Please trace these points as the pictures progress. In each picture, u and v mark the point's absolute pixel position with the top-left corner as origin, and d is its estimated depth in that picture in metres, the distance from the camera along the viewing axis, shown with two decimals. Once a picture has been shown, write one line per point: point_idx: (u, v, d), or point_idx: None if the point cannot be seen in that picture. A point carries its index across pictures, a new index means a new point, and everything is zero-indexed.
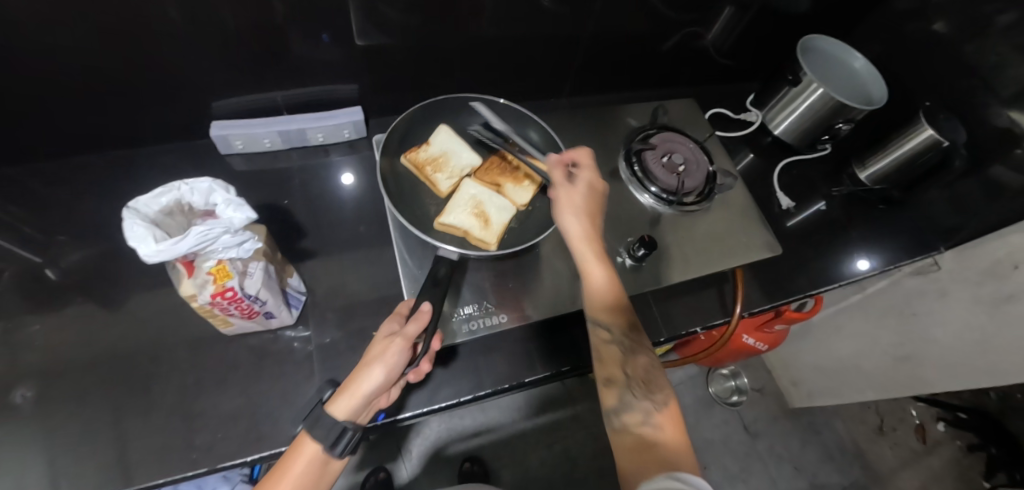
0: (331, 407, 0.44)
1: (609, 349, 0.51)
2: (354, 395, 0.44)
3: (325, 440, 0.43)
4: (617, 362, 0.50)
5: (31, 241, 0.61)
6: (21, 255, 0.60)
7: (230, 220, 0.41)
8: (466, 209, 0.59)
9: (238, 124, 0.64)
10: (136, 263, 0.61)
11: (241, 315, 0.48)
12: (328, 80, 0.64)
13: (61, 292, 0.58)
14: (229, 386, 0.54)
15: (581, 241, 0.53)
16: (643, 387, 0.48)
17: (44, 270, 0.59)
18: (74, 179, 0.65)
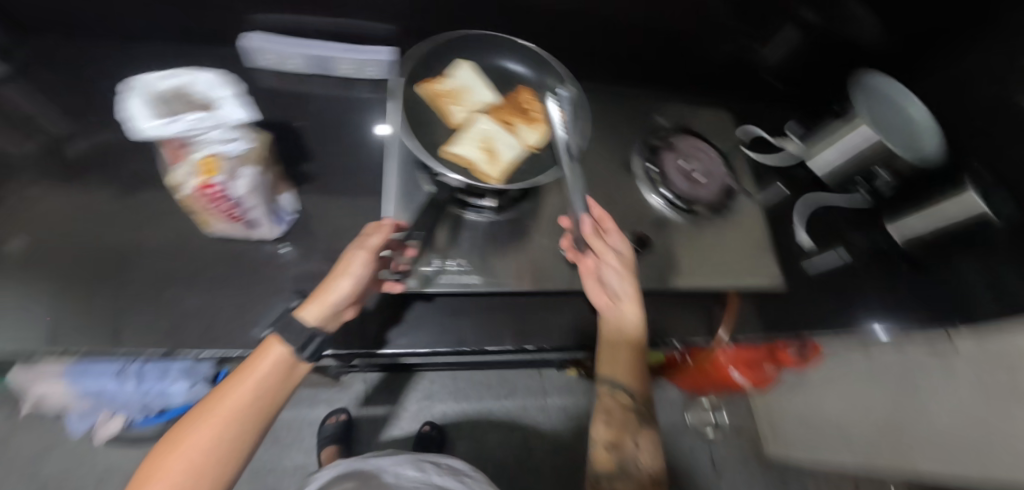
0: (302, 313, 0.46)
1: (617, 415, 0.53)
2: (322, 303, 0.46)
3: (295, 344, 0.45)
4: (626, 428, 0.53)
5: (59, 111, 0.64)
6: (48, 122, 0.63)
7: (224, 116, 0.43)
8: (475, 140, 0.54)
9: (269, 39, 0.64)
10: (145, 152, 0.63)
11: (226, 218, 0.49)
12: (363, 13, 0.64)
13: (73, 163, 0.61)
14: (199, 284, 0.55)
15: (628, 315, 0.53)
16: (641, 452, 0.53)
17: (66, 142, 0.62)
18: (106, 60, 0.66)
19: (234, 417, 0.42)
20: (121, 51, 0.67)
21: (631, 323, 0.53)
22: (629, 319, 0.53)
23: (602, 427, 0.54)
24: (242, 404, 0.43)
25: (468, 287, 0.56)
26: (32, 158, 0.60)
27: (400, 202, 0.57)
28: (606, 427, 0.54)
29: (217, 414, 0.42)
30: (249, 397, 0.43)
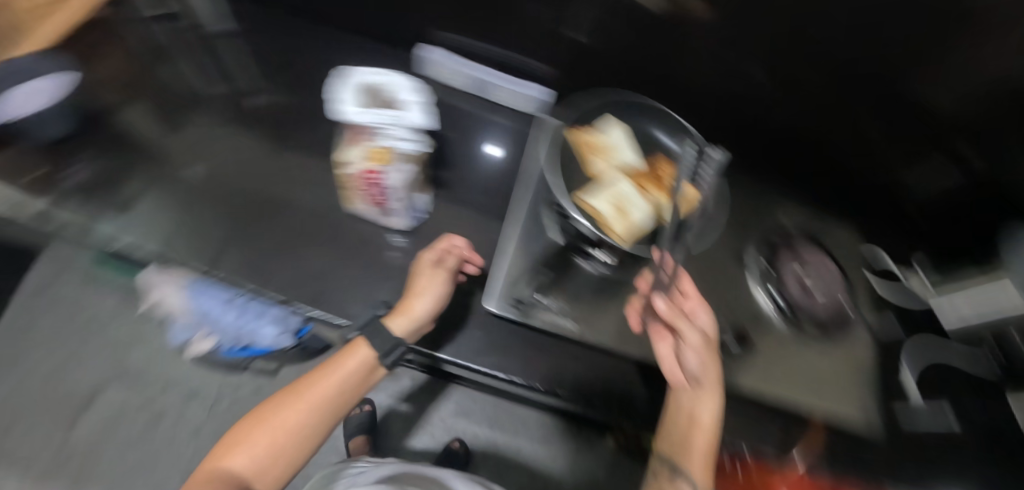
0: (389, 323, 0.52)
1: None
2: (405, 317, 0.52)
3: (381, 350, 0.51)
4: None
5: (256, 72, 0.75)
6: (247, 79, 0.74)
7: (409, 117, 0.48)
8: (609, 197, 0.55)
9: (444, 56, 0.70)
10: (312, 122, 0.72)
11: (368, 201, 0.55)
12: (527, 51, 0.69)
13: (256, 117, 0.71)
14: (323, 248, 0.62)
15: (703, 403, 0.51)
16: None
17: (255, 99, 0.73)
18: (301, 36, 0.77)
19: (314, 407, 0.47)
20: (325, 35, 0.77)
21: (706, 411, 0.50)
22: (705, 407, 0.51)
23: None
24: (324, 397, 0.48)
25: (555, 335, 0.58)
26: (227, 104, 0.71)
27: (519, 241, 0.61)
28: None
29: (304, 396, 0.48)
30: (333, 389, 0.48)
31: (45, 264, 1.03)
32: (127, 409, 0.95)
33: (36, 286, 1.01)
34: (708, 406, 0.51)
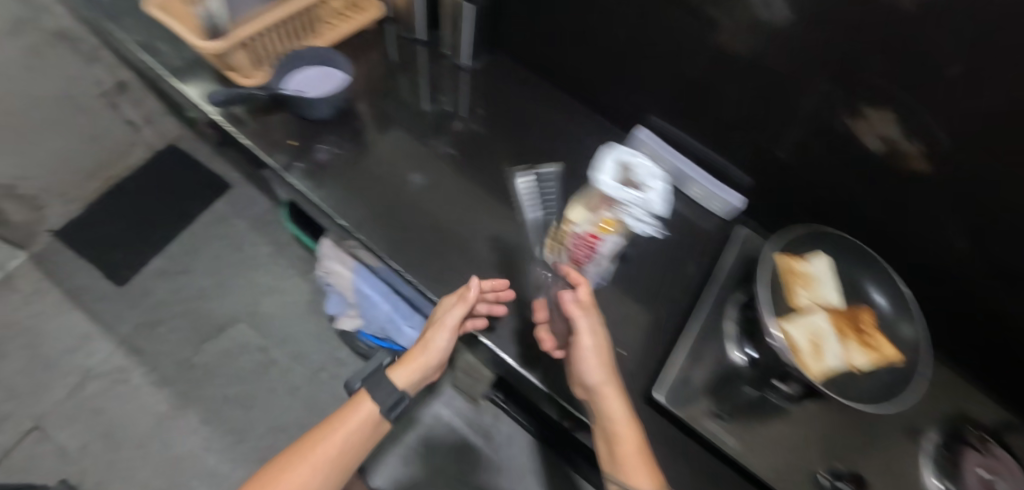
0: (392, 376, 0.59)
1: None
2: (409, 371, 0.59)
3: (385, 405, 0.57)
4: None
5: (468, 98, 0.82)
6: (459, 101, 0.82)
7: (652, 201, 0.49)
8: (809, 332, 0.52)
9: (658, 140, 0.72)
10: (503, 156, 0.78)
11: (566, 256, 0.57)
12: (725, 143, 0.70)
13: (457, 135, 0.78)
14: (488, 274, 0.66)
15: (611, 404, 0.48)
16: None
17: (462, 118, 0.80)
18: (513, 81, 0.85)
19: (319, 466, 0.52)
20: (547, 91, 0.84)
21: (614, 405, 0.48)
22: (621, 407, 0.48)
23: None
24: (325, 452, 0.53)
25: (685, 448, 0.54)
26: (438, 121, 0.80)
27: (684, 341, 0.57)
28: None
29: (308, 461, 0.52)
30: (336, 448, 0.53)
31: (237, 202, 1.21)
32: (245, 347, 1.06)
33: (214, 218, 1.18)
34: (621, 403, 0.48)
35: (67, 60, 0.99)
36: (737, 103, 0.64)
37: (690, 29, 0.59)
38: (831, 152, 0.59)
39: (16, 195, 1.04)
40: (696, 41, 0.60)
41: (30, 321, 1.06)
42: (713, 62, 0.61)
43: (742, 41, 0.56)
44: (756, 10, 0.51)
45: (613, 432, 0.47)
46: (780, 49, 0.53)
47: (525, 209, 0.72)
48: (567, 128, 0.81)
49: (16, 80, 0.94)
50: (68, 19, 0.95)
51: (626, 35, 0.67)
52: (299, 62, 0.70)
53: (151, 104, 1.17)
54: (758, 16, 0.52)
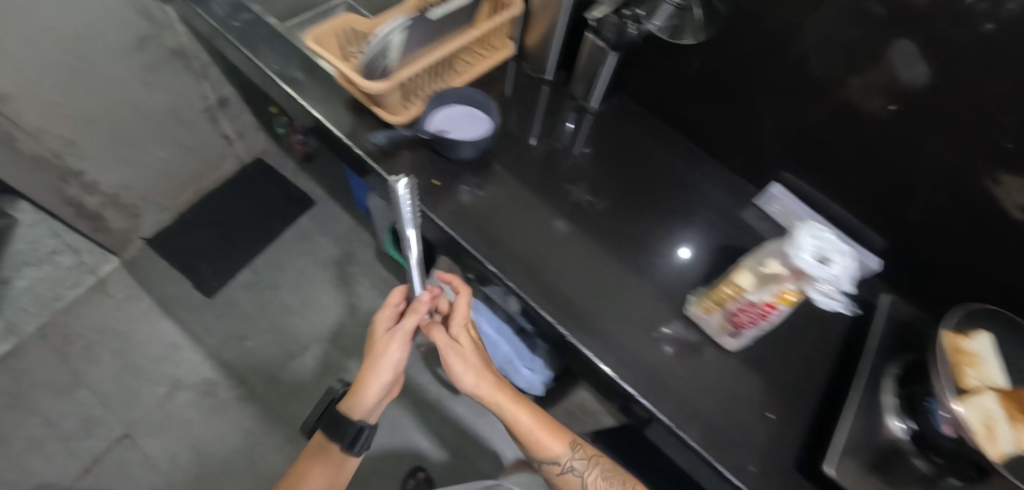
0: (347, 408, 0.64)
1: (608, 480, 0.62)
2: (365, 397, 0.63)
3: (347, 444, 0.64)
4: (629, 477, 0.63)
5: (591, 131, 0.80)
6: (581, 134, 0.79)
7: (841, 282, 0.48)
8: (986, 413, 0.49)
9: (790, 198, 0.73)
10: (633, 190, 0.73)
11: (728, 317, 0.57)
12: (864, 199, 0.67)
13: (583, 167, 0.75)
14: (631, 320, 0.63)
15: (499, 384, 0.62)
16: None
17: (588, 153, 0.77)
18: (637, 117, 0.82)
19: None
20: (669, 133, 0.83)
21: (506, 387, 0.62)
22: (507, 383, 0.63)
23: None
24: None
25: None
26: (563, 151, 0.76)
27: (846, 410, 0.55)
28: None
29: None
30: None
31: (320, 220, 1.23)
32: (330, 366, 1.07)
33: (300, 233, 1.20)
34: (507, 383, 0.63)
35: (180, 76, 1.02)
36: (861, 163, 0.64)
37: (819, 84, 0.61)
38: (966, 215, 0.56)
39: (117, 204, 1.06)
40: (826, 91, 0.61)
41: (122, 327, 1.08)
42: (835, 115, 0.62)
43: (876, 101, 0.57)
44: (897, 71, 0.53)
45: (510, 408, 0.62)
46: (917, 112, 0.54)
47: (664, 251, 0.68)
48: (692, 170, 0.79)
49: (133, 93, 0.96)
50: (187, 37, 0.98)
51: (748, 88, 0.69)
52: (445, 107, 0.70)
53: (246, 118, 1.21)
54: (898, 77, 0.53)
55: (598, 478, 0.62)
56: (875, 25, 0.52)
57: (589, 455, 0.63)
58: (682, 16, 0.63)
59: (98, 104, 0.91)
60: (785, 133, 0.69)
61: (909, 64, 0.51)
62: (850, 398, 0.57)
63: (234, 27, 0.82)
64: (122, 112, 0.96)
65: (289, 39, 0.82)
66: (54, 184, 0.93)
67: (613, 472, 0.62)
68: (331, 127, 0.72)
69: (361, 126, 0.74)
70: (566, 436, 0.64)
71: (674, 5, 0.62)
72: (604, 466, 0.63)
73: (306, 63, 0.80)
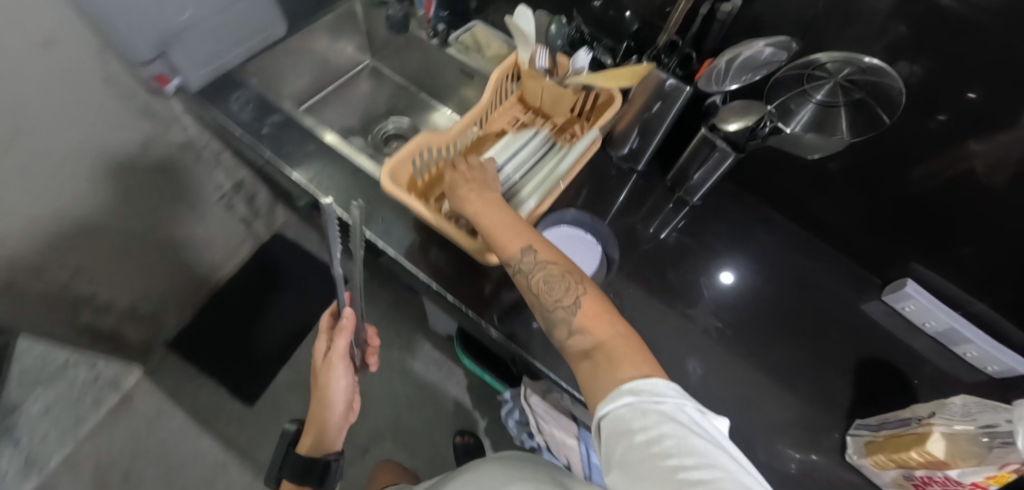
0: (307, 446, 0.58)
1: (552, 287, 0.41)
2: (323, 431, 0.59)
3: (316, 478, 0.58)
4: (592, 287, 0.42)
5: (687, 224, 0.72)
6: (676, 229, 0.71)
7: None
8: None
9: (924, 296, 0.65)
10: (746, 297, 0.67)
11: (911, 477, 0.50)
12: (1000, 292, 0.59)
13: (691, 276, 0.67)
14: (787, 470, 0.56)
15: (464, 183, 0.48)
16: (621, 347, 0.37)
17: (693, 251, 0.69)
18: (729, 203, 0.75)
19: None
20: (776, 219, 0.75)
21: (473, 189, 0.47)
22: (478, 185, 0.47)
23: (556, 322, 0.41)
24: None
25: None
26: (665, 257, 0.68)
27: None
28: (563, 320, 0.40)
29: None
30: None
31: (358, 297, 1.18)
32: None
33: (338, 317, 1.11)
34: (476, 185, 0.47)
35: (192, 170, 0.89)
36: (987, 239, 0.57)
37: (935, 147, 0.54)
38: None
39: (136, 316, 0.95)
40: (944, 161, 0.54)
41: (161, 449, 0.99)
42: (958, 186, 0.55)
43: (1004, 173, 0.50)
44: None
45: (473, 210, 0.46)
46: None
47: (801, 374, 0.62)
48: (799, 258, 0.72)
49: (143, 203, 0.83)
50: (195, 128, 0.84)
51: (874, 163, 0.61)
52: (557, 220, 0.59)
53: (262, 196, 1.10)
54: None
55: (539, 285, 0.42)
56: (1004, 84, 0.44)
57: (542, 259, 0.42)
58: (828, 115, 0.53)
59: (106, 223, 0.78)
60: (917, 210, 0.62)
61: None
62: None
63: (262, 134, 0.69)
64: (132, 224, 0.83)
65: (331, 146, 0.70)
66: (64, 315, 0.81)
67: (565, 278, 0.41)
68: (415, 271, 0.64)
69: (438, 254, 0.65)
70: (524, 236, 0.43)
71: (818, 103, 0.53)
72: (556, 270, 0.42)
73: (357, 176, 0.68)
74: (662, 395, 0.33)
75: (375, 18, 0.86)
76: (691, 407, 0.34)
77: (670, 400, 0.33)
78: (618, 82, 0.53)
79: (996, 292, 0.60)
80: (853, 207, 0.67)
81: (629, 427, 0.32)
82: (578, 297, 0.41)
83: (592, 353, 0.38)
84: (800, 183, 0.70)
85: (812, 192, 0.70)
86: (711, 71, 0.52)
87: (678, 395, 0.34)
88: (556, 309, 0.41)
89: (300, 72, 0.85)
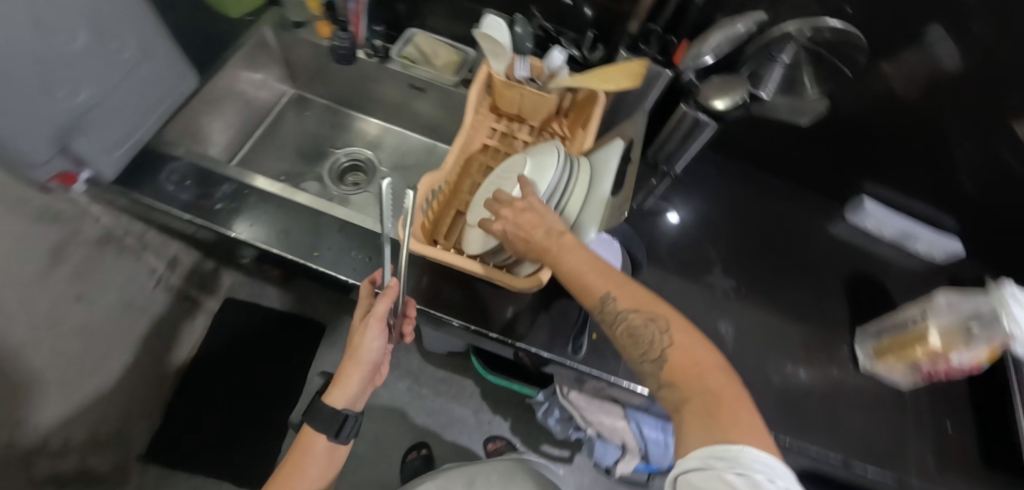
0: (328, 398, 0.53)
1: (638, 338, 0.39)
2: (344, 388, 0.53)
3: (330, 430, 0.53)
4: (686, 331, 0.38)
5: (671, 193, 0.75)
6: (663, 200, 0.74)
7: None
8: None
9: (878, 211, 0.75)
10: (738, 248, 0.72)
11: (918, 369, 0.59)
12: (921, 190, 0.72)
13: (688, 242, 0.71)
14: (818, 391, 0.62)
15: (525, 231, 0.42)
16: (714, 416, 0.34)
17: (682, 219, 0.73)
18: (698, 165, 0.79)
19: None
20: (748, 171, 0.80)
21: (542, 228, 0.42)
22: (544, 226, 0.42)
23: (644, 373, 0.39)
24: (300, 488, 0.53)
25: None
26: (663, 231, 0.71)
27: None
28: (651, 372, 0.39)
29: None
30: None
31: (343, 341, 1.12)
32: None
33: None
34: (543, 225, 0.42)
35: (117, 263, 0.75)
36: (905, 151, 0.69)
37: (856, 84, 0.63)
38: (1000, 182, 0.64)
39: (96, 442, 0.81)
40: (864, 95, 0.64)
41: None
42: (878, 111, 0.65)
43: (915, 88, 0.60)
44: (934, 56, 0.56)
45: (546, 256, 0.41)
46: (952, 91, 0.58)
47: (802, 305, 0.69)
48: (769, 199, 0.78)
49: (73, 317, 0.68)
50: (110, 216, 0.70)
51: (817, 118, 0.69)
52: None
53: (200, 265, 0.97)
54: (939, 64, 0.56)
55: (623, 336, 0.39)
56: (903, 23, 0.54)
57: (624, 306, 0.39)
58: (792, 75, 0.59)
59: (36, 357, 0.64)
60: (856, 148, 0.71)
61: (943, 48, 0.55)
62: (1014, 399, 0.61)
63: (216, 211, 0.59)
64: (65, 346, 0.69)
65: (294, 202, 0.62)
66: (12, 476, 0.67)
67: (651, 327, 0.38)
68: (442, 316, 0.59)
69: (454, 290, 0.62)
70: (605, 280, 0.40)
71: (785, 65, 0.57)
72: (641, 318, 0.39)
73: (346, 232, 0.61)
74: (748, 468, 0.31)
75: (290, 44, 0.76)
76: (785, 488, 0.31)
77: (756, 476, 0.31)
78: (615, 84, 0.51)
79: (915, 193, 0.73)
80: (822, 149, 0.74)
81: (706, 486, 0.32)
82: (665, 348, 0.38)
83: (680, 405, 0.37)
84: (754, 136, 0.76)
85: (771, 152, 0.77)
86: (693, 56, 0.54)
87: (769, 473, 0.31)
88: (642, 361, 0.39)
89: (221, 123, 0.73)
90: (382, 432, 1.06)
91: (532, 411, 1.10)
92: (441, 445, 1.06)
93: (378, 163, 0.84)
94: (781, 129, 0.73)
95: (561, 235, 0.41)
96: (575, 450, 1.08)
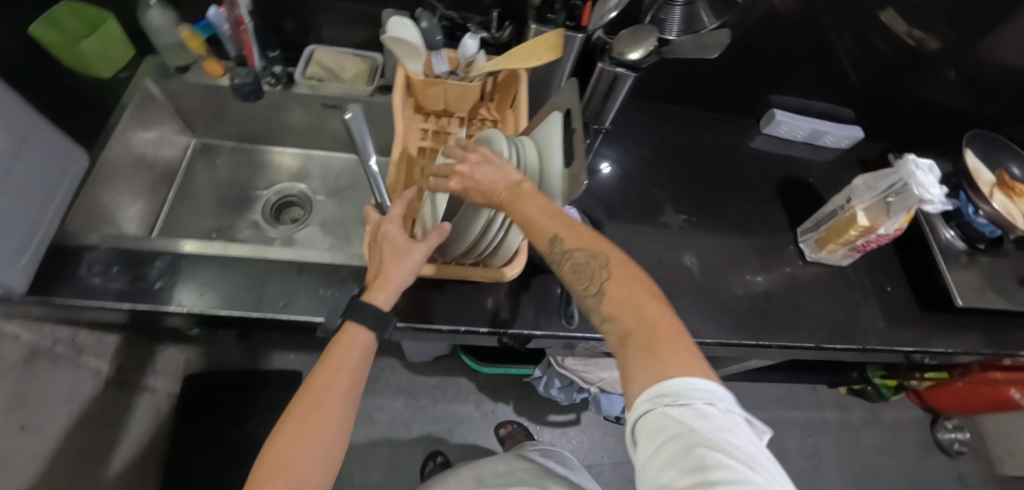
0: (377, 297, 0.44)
1: (581, 274, 0.36)
2: (392, 286, 0.45)
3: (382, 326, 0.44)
4: (629, 268, 0.35)
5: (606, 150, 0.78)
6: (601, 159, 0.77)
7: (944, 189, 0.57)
8: None
9: (790, 115, 0.80)
10: (680, 184, 0.77)
11: (854, 248, 0.67)
12: (816, 90, 0.81)
13: (635, 191, 0.75)
14: (783, 291, 0.69)
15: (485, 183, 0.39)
16: (658, 345, 0.31)
17: (624, 171, 0.77)
18: (624, 116, 0.83)
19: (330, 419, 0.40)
20: (670, 110, 0.85)
21: (499, 184, 0.39)
22: (502, 178, 0.39)
23: (588, 309, 0.36)
24: (343, 392, 0.41)
25: (1001, 328, 0.69)
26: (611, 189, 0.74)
27: (945, 255, 0.70)
28: (593, 307, 0.35)
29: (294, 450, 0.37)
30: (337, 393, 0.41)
31: None
32: None
33: None
34: (500, 179, 0.39)
35: (54, 377, 0.67)
36: (796, 59, 0.76)
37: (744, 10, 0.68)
38: (867, 64, 0.75)
39: None
40: (753, 17, 0.69)
41: None
42: (767, 30, 0.71)
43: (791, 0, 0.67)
44: None
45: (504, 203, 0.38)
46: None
47: (747, 220, 0.75)
48: (695, 131, 0.83)
49: (21, 449, 0.61)
50: (29, 330, 0.62)
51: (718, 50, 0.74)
52: None
53: (149, 350, 0.89)
54: None
55: (567, 274, 0.36)
56: None
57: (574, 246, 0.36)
58: (690, 12, 0.62)
59: None
60: (755, 68, 0.77)
61: None
62: (930, 249, 0.71)
63: (158, 291, 0.55)
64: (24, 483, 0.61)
65: (240, 258, 0.58)
66: None
67: (599, 265, 0.36)
68: (431, 327, 0.58)
69: (433, 298, 0.60)
70: (557, 222, 0.37)
71: (681, 5, 0.61)
72: (586, 256, 0.36)
73: (307, 272, 0.59)
74: (690, 397, 0.28)
75: (180, 92, 0.70)
76: (726, 412, 0.29)
77: (698, 405, 0.28)
78: (538, 59, 0.51)
79: (813, 93, 0.81)
80: (727, 77, 0.79)
81: (655, 430, 0.29)
82: (604, 281, 0.35)
83: (624, 337, 0.33)
84: (668, 77, 0.79)
85: (685, 89, 0.82)
86: (600, 14, 0.55)
87: (711, 399, 0.29)
88: (585, 296, 0.36)
89: (124, 195, 0.66)
90: (394, 455, 1.04)
91: (531, 388, 1.13)
92: (455, 448, 1.06)
93: (313, 193, 0.80)
94: (688, 65, 0.77)
95: (518, 184, 0.38)
96: (580, 411, 1.13)
